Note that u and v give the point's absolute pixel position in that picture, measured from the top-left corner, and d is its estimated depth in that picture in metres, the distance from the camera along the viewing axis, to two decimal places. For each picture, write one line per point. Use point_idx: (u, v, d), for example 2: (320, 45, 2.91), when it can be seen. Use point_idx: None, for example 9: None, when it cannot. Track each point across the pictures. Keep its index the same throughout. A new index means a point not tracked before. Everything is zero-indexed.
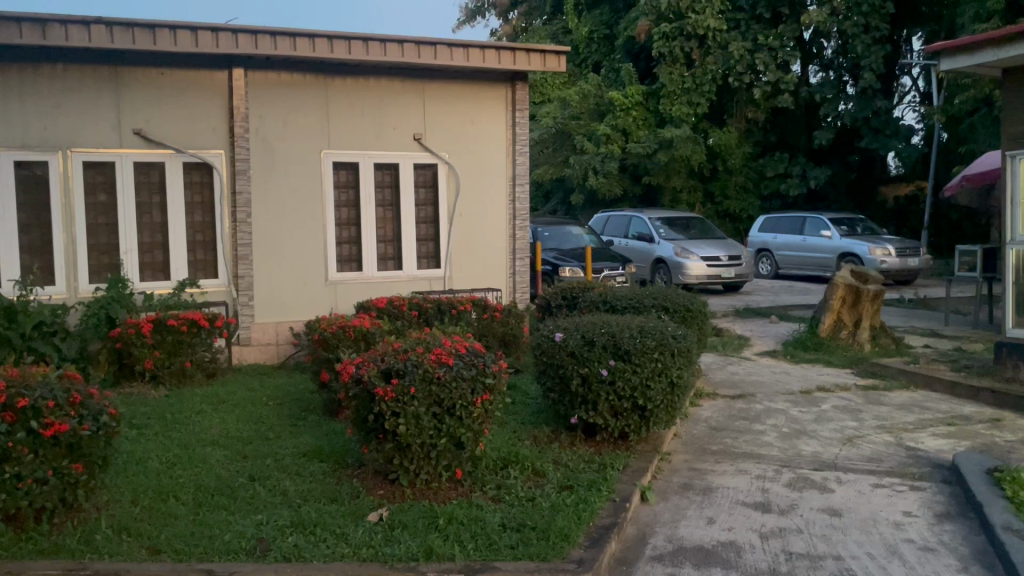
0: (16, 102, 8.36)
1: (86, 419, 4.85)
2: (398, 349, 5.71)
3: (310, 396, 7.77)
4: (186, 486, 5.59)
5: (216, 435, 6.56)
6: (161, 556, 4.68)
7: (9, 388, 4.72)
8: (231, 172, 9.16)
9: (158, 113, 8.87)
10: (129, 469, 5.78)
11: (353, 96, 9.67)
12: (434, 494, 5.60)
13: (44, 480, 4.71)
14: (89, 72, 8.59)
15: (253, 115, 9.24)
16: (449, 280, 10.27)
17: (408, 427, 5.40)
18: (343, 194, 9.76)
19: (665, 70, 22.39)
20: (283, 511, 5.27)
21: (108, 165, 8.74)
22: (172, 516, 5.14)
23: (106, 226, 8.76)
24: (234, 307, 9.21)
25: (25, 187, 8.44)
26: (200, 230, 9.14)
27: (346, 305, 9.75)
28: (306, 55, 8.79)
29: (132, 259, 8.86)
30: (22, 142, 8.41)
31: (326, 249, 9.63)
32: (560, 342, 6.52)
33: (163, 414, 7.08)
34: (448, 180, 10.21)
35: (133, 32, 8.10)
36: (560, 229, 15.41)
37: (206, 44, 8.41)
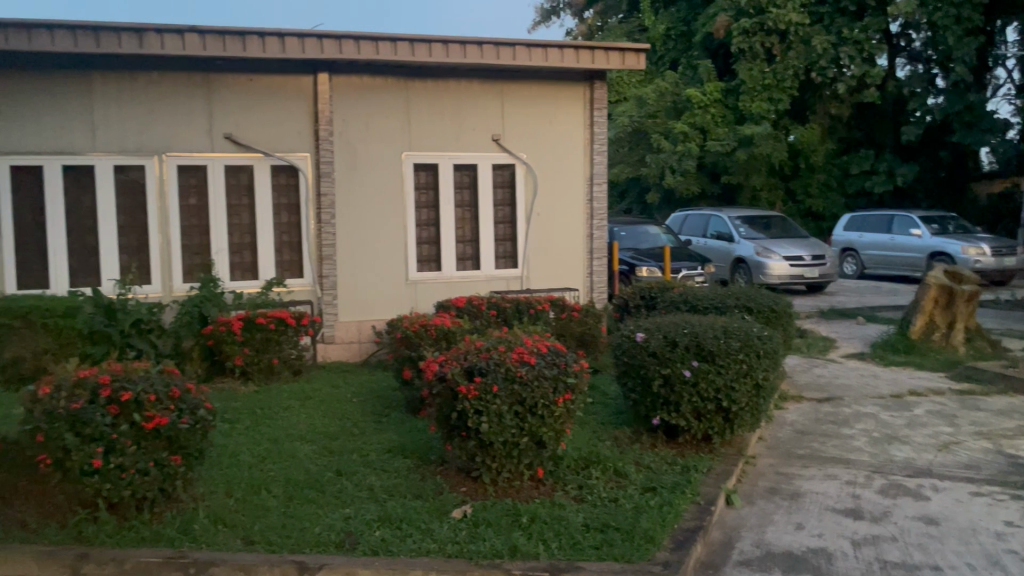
0: (115, 109, 8.75)
1: (185, 412, 5.04)
2: (480, 348, 5.76)
3: (393, 395, 7.90)
4: (277, 479, 5.75)
5: (304, 431, 6.74)
6: (254, 547, 4.84)
7: (114, 381, 4.96)
8: (316, 175, 9.39)
9: (247, 117, 9.16)
10: (222, 462, 5.98)
11: (433, 97, 9.79)
12: (517, 492, 5.63)
13: (145, 471, 4.91)
14: (183, 80, 8.93)
15: (336, 118, 9.44)
16: (527, 280, 10.32)
17: (491, 425, 5.45)
18: (422, 196, 9.90)
19: (744, 67, 21.97)
20: (369, 506, 5.38)
21: (201, 169, 9.07)
22: (264, 508, 5.30)
23: (199, 228, 9.09)
24: (318, 306, 9.46)
25: (123, 191, 8.83)
26: (286, 231, 9.40)
27: (425, 304, 9.90)
28: (389, 59, 8.94)
29: (223, 259, 9.17)
30: (120, 147, 8.80)
31: (406, 249, 9.78)
32: (641, 342, 6.45)
33: (251, 409, 7.31)
34: (525, 181, 10.25)
35: (224, 40, 8.36)
36: (637, 229, 15.30)
37: (292, 50, 8.63)
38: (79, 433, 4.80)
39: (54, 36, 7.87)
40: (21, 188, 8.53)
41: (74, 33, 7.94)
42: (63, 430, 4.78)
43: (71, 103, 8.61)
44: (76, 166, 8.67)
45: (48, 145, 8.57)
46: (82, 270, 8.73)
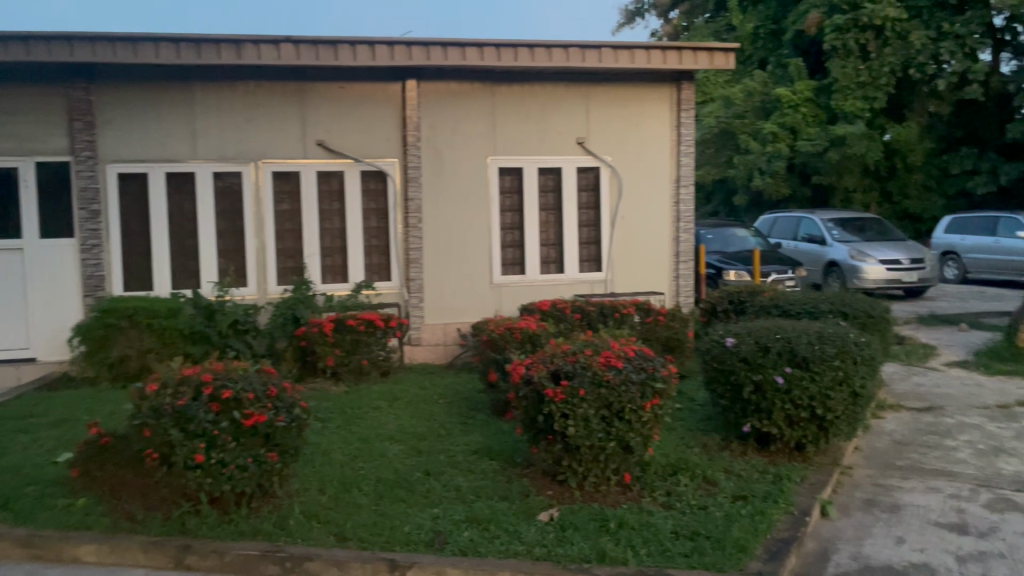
0: (214, 118, 9.10)
1: (281, 410, 5.20)
2: (567, 351, 5.75)
3: (479, 397, 7.96)
4: (368, 477, 5.87)
5: (393, 431, 6.86)
6: (347, 543, 4.95)
7: (216, 379, 5.15)
8: (404, 180, 9.56)
9: (338, 124, 9.40)
10: (315, 459, 6.13)
11: (518, 102, 9.85)
12: (604, 497, 5.60)
13: (244, 466, 5.09)
14: (278, 89, 9.22)
15: (424, 123, 9.59)
16: (612, 283, 10.25)
17: (578, 429, 5.43)
18: (508, 199, 9.96)
19: (837, 65, 21.09)
20: (457, 506, 5.44)
21: (294, 175, 9.35)
22: (356, 506, 5.41)
23: (292, 232, 9.38)
24: (406, 309, 9.62)
25: (222, 197, 9.18)
26: (375, 235, 9.60)
27: (510, 308, 9.95)
28: (475, 64, 9.04)
29: (315, 263, 9.44)
30: (219, 154, 9.15)
31: (491, 253, 9.86)
32: (731, 348, 6.31)
33: (342, 408, 7.49)
34: (611, 184, 10.20)
35: (317, 49, 8.59)
36: (724, 232, 15.02)
37: (381, 57, 8.81)
38: (183, 428, 5.01)
39: (158, 48, 8.23)
40: (128, 194, 8.96)
41: (177, 45, 8.28)
42: (168, 426, 5.01)
43: (174, 113, 9.01)
44: (178, 173, 9.06)
45: (153, 153, 8.98)
46: (184, 272, 9.12)
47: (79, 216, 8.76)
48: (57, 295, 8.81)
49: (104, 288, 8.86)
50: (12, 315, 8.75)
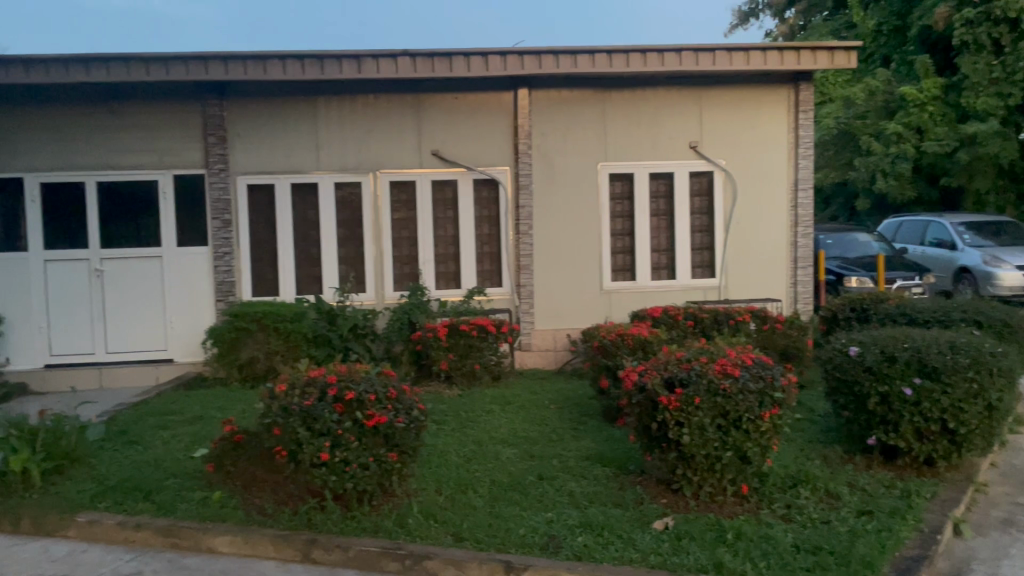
0: (336, 130, 9.48)
1: (400, 412, 5.39)
2: (681, 359, 5.68)
3: (590, 402, 7.96)
4: (483, 480, 5.97)
5: (506, 434, 6.96)
6: (464, 543, 5.06)
7: (339, 381, 5.38)
8: (515, 188, 9.69)
9: (453, 133, 9.62)
10: (432, 460, 6.28)
11: (630, 107, 9.81)
12: (720, 508, 5.49)
13: (365, 465, 5.28)
14: (395, 101, 9.52)
15: (536, 131, 9.69)
16: (726, 290, 10.06)
17: (693, 437, 5.35)
18: (618, 205, 9.94)
19: (967, 60, 20.07)
20: (570, 511, 5.47)
21: (410, 184, 9.64)
22: (471, 507, 5.52)
23: (408, 239, 9.66)
24: (516, 315, 9.73)
25: (342, 206, 9.56)
26: (487, 242, 9.77)
27: (620, 314, 9.92)
28: (586, 71, 9.07)
29: (429, 269, 9.68)
30: (340, 165, 9.52)
31: (601, 259, 9.85)
32: (855, 357, 6.08)
33: (457, 411, 7.64)
34: (724, 188, 10.02)
35: (432, 61, 8.82)
36: (844, 237, 14.49)
37: (495, 67, 8.97)
38: (310, 427, 5.24)
39: (285, 64, 8.64)
40: (256, 204, 9.46)
41: (302, 61, 8.67)
42: (296, 425, 5.25)
43: (299, 126, 9.44)
44: (302, 184, 9.49)
45: (279, 165, 9.44)
46: (307, 278, 9.55)
47: (213, 225, 9.30)
48: (193, 300, 9.35)
49: (234, 293, 9.37)
50: (151, 318, 9.30)
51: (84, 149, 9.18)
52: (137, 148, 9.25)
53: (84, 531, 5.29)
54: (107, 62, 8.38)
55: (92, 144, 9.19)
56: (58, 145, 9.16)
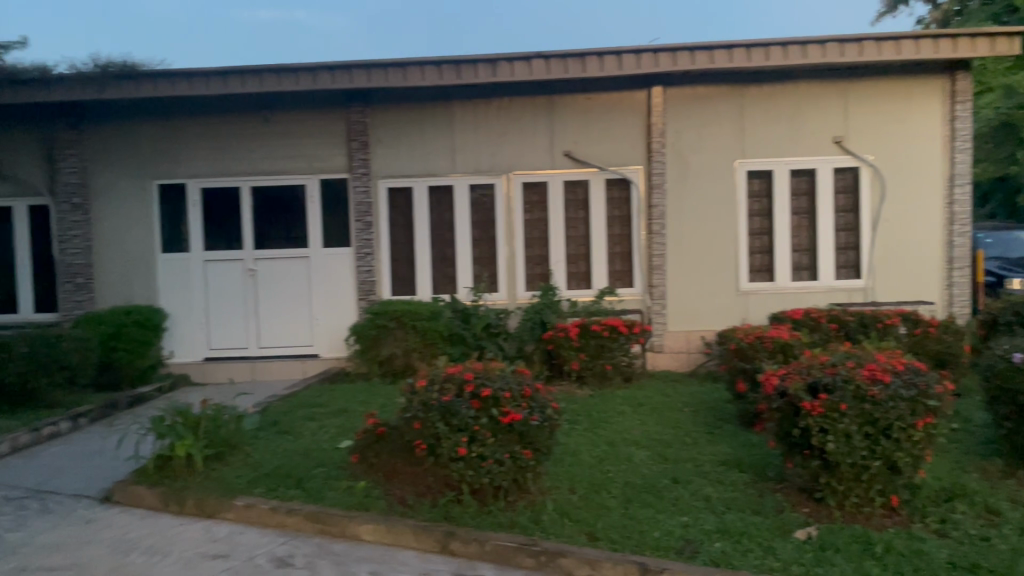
0: (471, 133, 9.69)
1: (535, 410, 5.48)
2: (825, 363, 5.47)
3: (725, 406, 7.78)
4: (616, 481, 5.94)
5: (639, 436, 6.89)
6: (598, 543, 5.07)
7: (477, 379, 5.52)
8: (648, 187, 9.58)
9: (585, 133, 9.63)
10: (565, 459, 6.28)
11: (769, 103, 9.51)
12: (866, 520, 5.25)
13: (501, 461, 5.38)
14: (529, 103, 9.63)
15: (670, 129, 9.56)
16: (872, 291, 9.58)
17: (838, 445, 5.13)
18: (756, 204, 9.67)
19: None
20: (707, 516, 5.37)
21: (543, 185, 9.73)
22: (605, 507, 5.51)
23: (540, 239, 9.76)
24: (648, 315, 9.62)
25: (476, 207, 9.76)
26: (619, 242, 9.72)
27: (757, 316, 9.63)
28: (723, 67, 8.86)
29: (561, 269, 9.74)
30: (475, 167, 9.72)
31: (738, 259, 9.61)
32: (1019, 365, 5.65)
33: (589, 411, 7.63)
34: (871, 185, 9.55)
35: (566, 62, 8.86)
36: (1006, 236, 13.47)
37: (629, 66, 8.91)
38: (448, 422, 5.40)
39: (424, 70, 8.90)
40: (395, 207, 9.81)
41: (440, 67, 8.90)
42: (435, 420, 5.42)
43: (436, 130, 9.71)
44: (439, 186, 9.76)
45: (417, 169, 9.74)
46: (443, 278, 9.82)
47: (355, 227, 9.71)
48: (336, 299, 9.80)
49: (374, 292, 9.75)
50: (299, 315, 9.81)
51: (240, 157, 9.79)
52: (287, 155, 9.77)
53: (242, 514, 5.65)
54: (260, 74, 8.89)
55: (246, 152, 9.78)
56: (217, 153, 9.80)
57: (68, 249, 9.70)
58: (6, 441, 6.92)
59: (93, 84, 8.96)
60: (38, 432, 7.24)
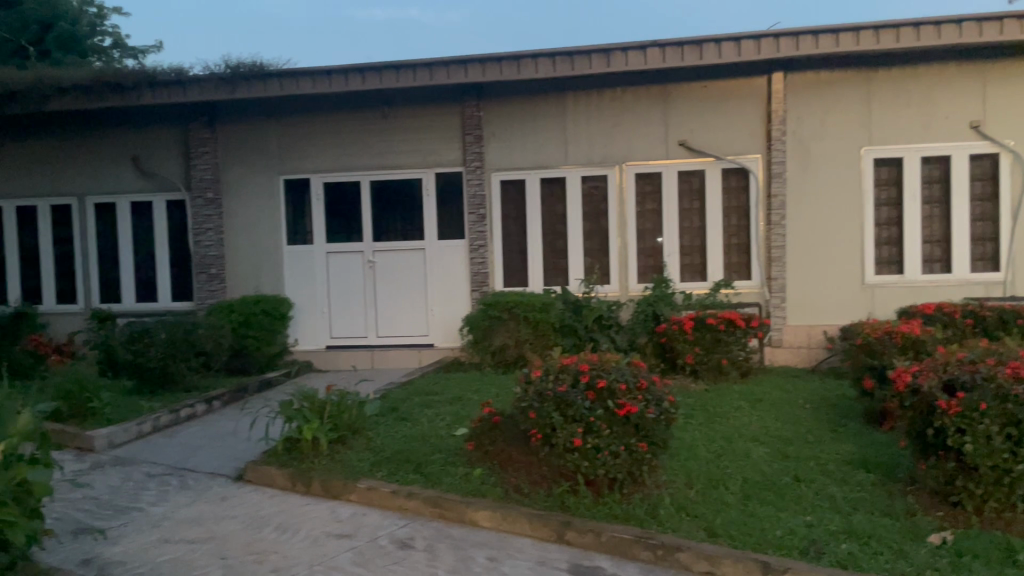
0: (584, 124, 9.66)
1: (651, 403, 5.46)
2: (962, 360, 5.18)
3: (849, 403, 7.47)
4: (735, 477, 5.81)
5: (757, 432, 6.71)
6: (717, 539, 4.97)
7: (592, 370, 5.55)
8: (768, 176, 9.30)
9: (701, 122, 9.43)
10: (681, 453, 6.18)
11: (899, 87, 9.06)
12: (1008, 527, 4.96)
13: (617, 453, 5.36)
14: (644, 92, 9.51)
15: (791, 116, 9.24)
16: (1012, 284, 9.03)
17: (977, 447, 4.84)
18: (883, 192, 9.24)
19: None
20: (832, 516, 5.19)
21: (657, 175, 9.59)
22: (724, 503, 5.41)
23: (654, 231, 9.64)
24: (767, 308, 9.34)
25: (589, 199, 9.73)
26: (735, 233, 9.49)
27: (884, 310, 9.21)
28: (848, 50, 8.50)
29: (675, 261, 9.60)
30: (588, 159, 9.68)
31: (863, 251, 9.22)
32: None
33: (705, 405, 7.49)
34: (1012, 171, 8.98)
35: (682, 50, 8.70)
36: None
37: (748, 52, 8.66)
38: (564, 413, 5.42)
39: (537, 63, 8.93)
40: (508, 199, 9.90)
41: (554, 58, 8.92)
42: (551, 410, 5.45)
43: (549, 122, 9.72)
44: (552, 178, 9.78)
45: (530, 161, 9.79)
46: (555, 270, 9.85)
47: (469, 219, 9.85)
48: (451, 289, 9.97)
49: (488, 284, 9.87)
50: (415, 306, 10.05)
51: (359, 152, 10.10)
52: (403, 149, 10.01)
53: (364, 496, 5.85)
54: (380, 70, 9.14)
55: (365, 146, 10.08)
56: (338, 148, 10.14)
57: (202, 241, 10.28)
58: (149, 420, 7.41)
59: (225, 84, 9.45)
60: (178, 413, 7.72)
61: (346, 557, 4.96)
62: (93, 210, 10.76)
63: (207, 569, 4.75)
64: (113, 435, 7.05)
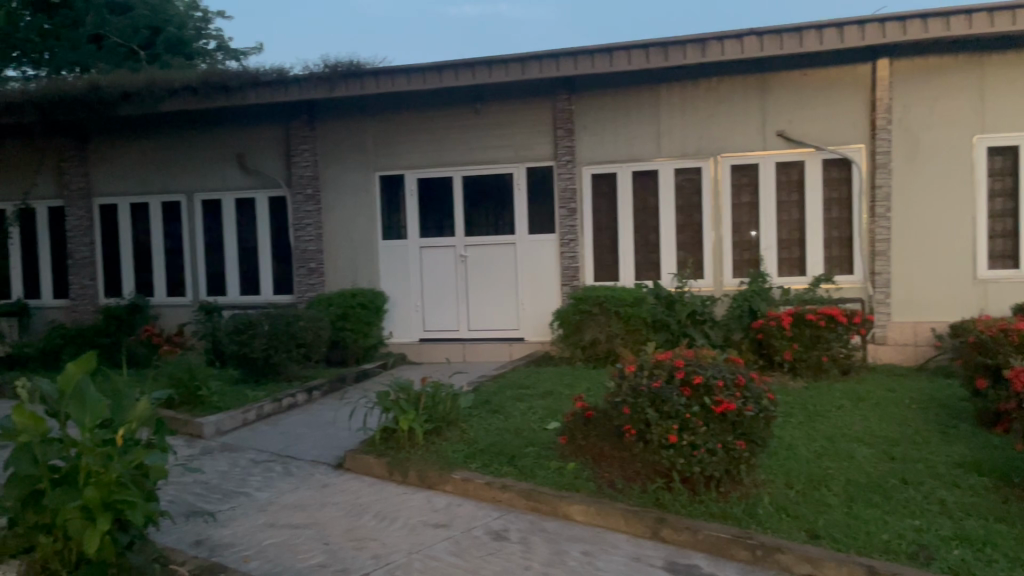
0: (678, 116, 9.51)
1: (750, 401, 5.36)
2: None
3: (960, 403, 7.13)
4: (838, 478, 5.62)
5: (860, 432, 6.48)
6: (819, 542, 4.83)
7: (688, 366, 5.48)
8: (872, 167, 8.96)
9: (800, 112, 9.16)
10: (780, 452, 6.02)
11: (1015, 72, 8.60)
12: None
13: (714, 451, 5.28)
14: (740, 82, 9.29)
15: (897, 104, 8.87)
16: None
17: None
18: (997, 183, 8.78)
19: None
20: (943, 521, 4.97)
21: (754, 167, 9.36)
22: (826, 505, 5.24)
23: (750, 224, 9.42)
24: (870, 304, 9.00)
25: (682, 191, 9.58)
26: (836, 225, 9.18)
27: (997, 307, 8.76)
28: (961, 34, 8.09)
29: (772, 255, 9.35)
30: (682, 151, 9.53)
31: (975, 244, 8.78)
32: None
33: (805, 404, 7.27)
34: None
35: (781, 38, 8.46)
36: None
37: (851, 39, 8.34)
38: (659, 409, 5.38)
39: (631, 55, 8.83)
40: (600, 192, 9.85)
41: (647, 50, 8.80)
42: (646, 406, 5.41)
43: (642, 114, 9.61)
44: (644, 171, 9.67)
45: (622, 154, 9.70)
46: (647, 264, 9.74)
47: (560, 214, 9.84)
48: (542, 283, 9.99)
49: (578, 278, 9.85)
50: (506, 300, 10.11)
51: (452, 148, 10.22)
52: (495, 144, 10.07)
53: (459, 486, 5.93)
54: (472, 66, 9.23)
55: (457, 142, 10.19)
56: (431, 144, 10.29)
57: (302, 236, 10.62)
58: (254, 409, 7.71)
59: (323, 83, 9.71)
60: (280, 401, 8.00)
61: (442, 546, 5.04)
62: (200, 207, 11.24)
63: (310, 554, 4.91)
64: (221, 422, 7.37)
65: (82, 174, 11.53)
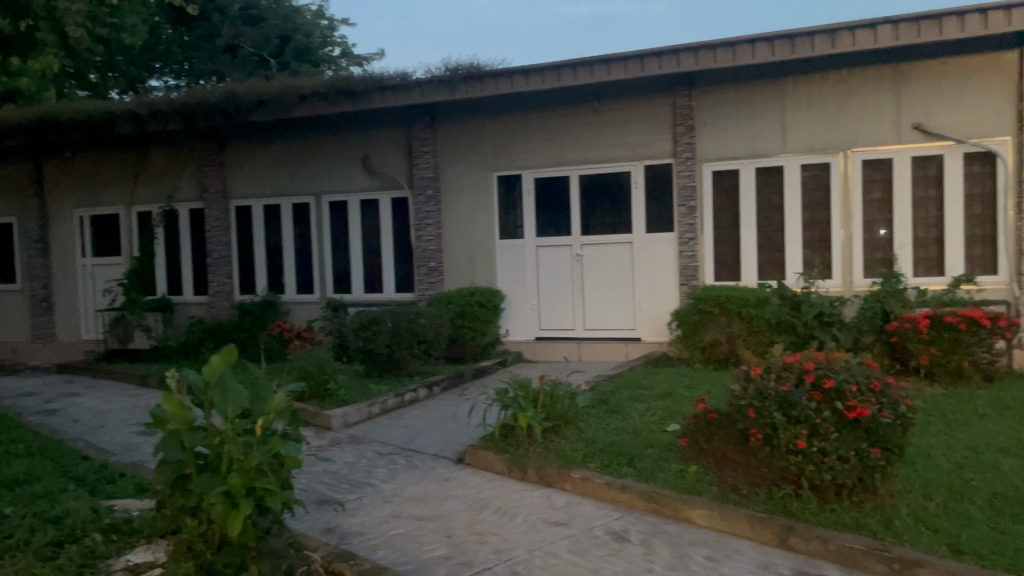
0: (805, 110, 9.17)
1: (885, 407, 5.13)
2: None
3: None
4: (982, 491, 5.29)
5: (1006, 443, 6.07)
6: (963, 557, 4.56)
7: (819, 369, 5.30)
8: (1019, 160, 8.38)
9: (939, 103, 8.67)
10: (918, 462, 5.72)
11: None
12: None
13: (845, 459, 5.07)
14: (872, 73, 8.87)
15: None
16: None
17: None
18: None
19: None
20: None
21: (887, 162, 8.93)
22: (970, 518, 4.94)
23: (883, 221, 8.99)
24: (1016, 306, 8.43)
25: (809, 188, 9.24)
26: (979, 223, 8.64)
27: None
28: None
29: (906, 254, 8.89)
30: (809, 146, 9.19)
31: None
32: None
33: (944, 411, 6.87)
34: None
35: (919, 26, 8.03)
36: None
37: (997, 25, 7.81)
38: (787, 413, 5.22)
39: (755, 49, 8.58)
40: (721, 190, 9.63)
41: (772, 43, 8.54)
42: (773, 409, 5.27)
43: (765, 109, 9.33)
44: (768, 168, 9.38)
45: (745, 150, 9.45)
46: (771, 263, 9.45)
47: (679, 212, 9.68)
48: (660, 283, 9.86)
49: (698, 277, 9.66)
50: (623, 299, 10.03)
51: (570, 147, 10.23)
52: (613, 142, 10.01)
53: (578, 485, 5.93)
54: (591, 65, 9.21)
55: (575, 142, 10.19)
56: (549, 144, 10.33)
57: (423, 236, 10.89)
58: (378, 403, 7.96)
59: (444, 86, 9.92)
60: (402, 396, 8.22)
61: (562, 544, 5.05)
62: (327, 208, 11.70)
63: (434, 546, 5.02)
64: (347, 415, 7.65)
65: (220, 177, 12.20)
